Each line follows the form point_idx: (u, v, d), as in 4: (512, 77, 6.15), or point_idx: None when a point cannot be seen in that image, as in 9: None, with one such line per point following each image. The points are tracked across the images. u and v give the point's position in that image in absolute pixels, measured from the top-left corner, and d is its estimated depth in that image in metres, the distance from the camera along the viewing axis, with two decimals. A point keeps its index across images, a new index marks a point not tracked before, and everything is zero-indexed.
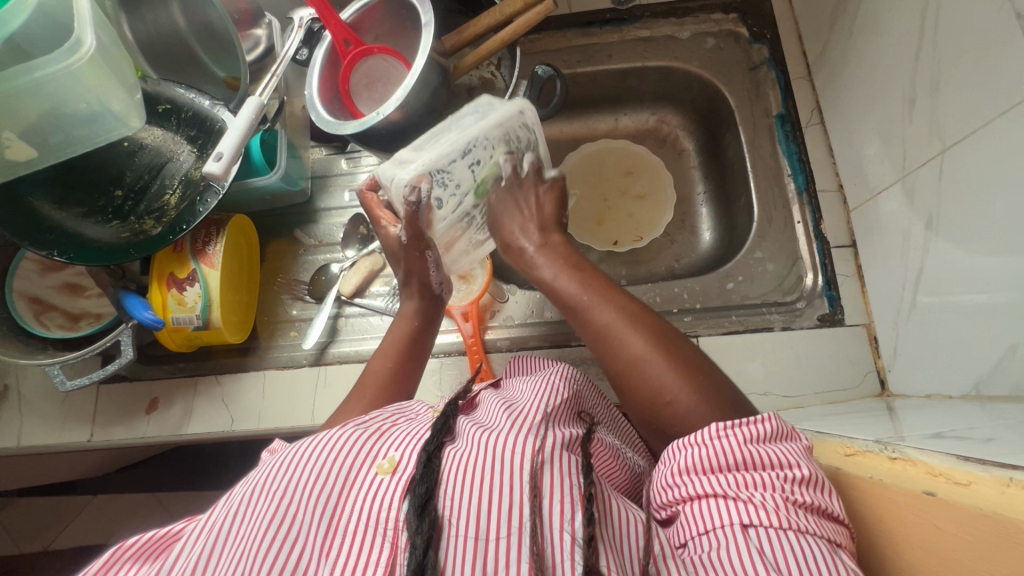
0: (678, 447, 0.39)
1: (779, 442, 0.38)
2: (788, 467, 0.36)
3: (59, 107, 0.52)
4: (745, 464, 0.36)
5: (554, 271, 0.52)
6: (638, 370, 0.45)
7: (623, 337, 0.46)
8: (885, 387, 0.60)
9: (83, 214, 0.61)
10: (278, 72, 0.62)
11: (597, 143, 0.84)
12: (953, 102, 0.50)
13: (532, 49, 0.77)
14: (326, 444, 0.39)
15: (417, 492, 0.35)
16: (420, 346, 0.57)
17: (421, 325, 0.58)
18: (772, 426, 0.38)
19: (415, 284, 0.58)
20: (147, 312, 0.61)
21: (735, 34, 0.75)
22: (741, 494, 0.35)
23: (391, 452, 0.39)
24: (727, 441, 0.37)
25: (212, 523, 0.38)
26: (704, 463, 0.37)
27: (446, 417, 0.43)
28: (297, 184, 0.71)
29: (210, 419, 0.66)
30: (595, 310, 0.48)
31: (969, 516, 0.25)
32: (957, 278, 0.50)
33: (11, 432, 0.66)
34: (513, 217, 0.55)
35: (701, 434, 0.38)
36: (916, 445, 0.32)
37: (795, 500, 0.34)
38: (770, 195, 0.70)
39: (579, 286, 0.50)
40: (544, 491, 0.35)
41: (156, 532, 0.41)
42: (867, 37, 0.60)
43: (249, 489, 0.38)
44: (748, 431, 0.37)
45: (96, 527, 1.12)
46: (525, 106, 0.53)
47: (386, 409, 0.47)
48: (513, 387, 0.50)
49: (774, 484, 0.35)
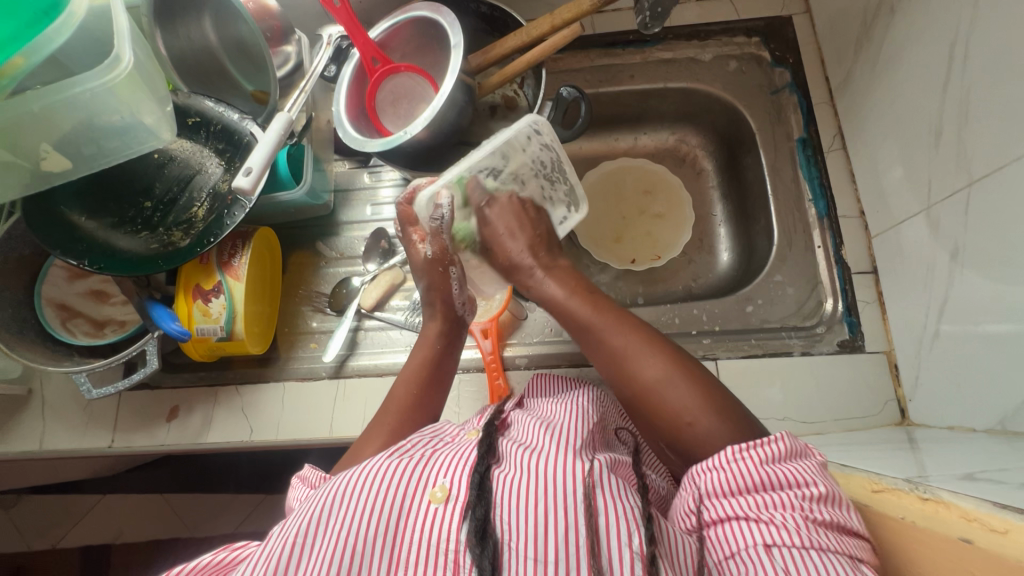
0: (697, 472, 0.40)
1: (794, 461, 0.38)
2: (805, 484, 0.36)
3: (94, 119, 0.53)
4: (764, 485, 0.37)
5: (564, 291, 0.54)
6: (655, 392, 0.45)
7: (639, 360, 0.47)
8: (905, 416, 0.60)
9: (114, 224, 0.62)
10: (307, 88, 0.63)
11: (617, 161, 0.85)
12: (981, 134, 0.50)
13: (555, 68, 0.78)
14: (375, 475, 0.40)
15: (477, 515, 0.37)
16: (440, 370, 0.58)
17: (443, 350, 0.60)
18: (785, 446, 0.38)
19: (439, 305, 0.61)
20: (173, 323, 0.62)
21: (757, 57, 0.76)
22: (762, 515, 0.35)
23: (441, 479, 0.40)
24: (743, 464, 0.38)
25: (269, 555, 0.38)
26: (725, 486, 0.37)
27: (489, 438, 0.44)
28: (321, 198, 0.72)
29: (230, 428, 0.66)
30: (609, 334, 0.50)
31: (1005, 565, 0.26)
32: (982, 311, 0.50)
33: (34, 436, 0.67)
34: (520, 240, 0.58)
35: (718, 458, 0.39)
36: (948, 487, 0.32)
37: (815, 519, 0.35)
38: (791, 219, 0.70)
39: (593, 309, 0.52)
40: (599, 512, 0.37)
41: (199, 562, 0.42)
42: (893, 66, 0.60)
43: (303, 520, 0.39)
44: (760, 453, 0.38)
45: (105, 527, 1.13)
46: (537, 120, 0.55)
47: (423, 432, 0.49)
48: (544, 407, 0.50)
49: (793, 504, 0.35)
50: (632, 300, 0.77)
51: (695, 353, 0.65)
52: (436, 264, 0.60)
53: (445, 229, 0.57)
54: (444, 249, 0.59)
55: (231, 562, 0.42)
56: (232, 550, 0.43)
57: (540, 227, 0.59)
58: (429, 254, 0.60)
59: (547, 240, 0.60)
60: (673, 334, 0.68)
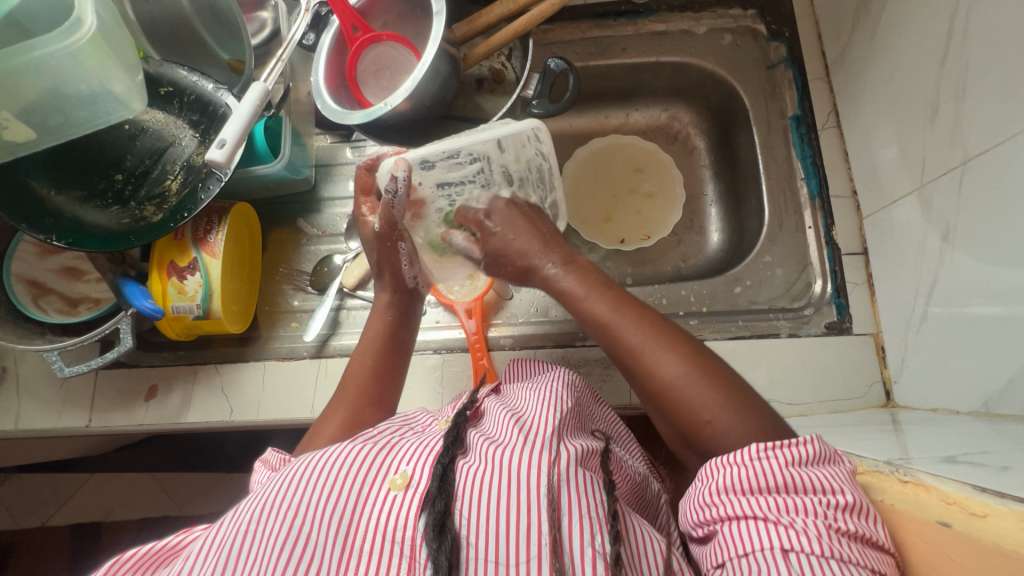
0: (716, 465, 0.37)
1: (821, 465, 0.35)
2: (832, 492, 0.34)
3: (59, 87, 0.51)
4: (788, 487, 0.34)
5: (583, 286, 0.51)
6: (675, 390, 0.44)
7: (658, 356, 0.45)
8: (890, 398, 0.59)
9: (83, 198, 0.59)
10: (284, 56, 0.60)
11: (607, 138, 0.83)
12: (978, 111, 0.49)
13: (545, 40, 0.75)
14: (336, 462, 0.40)
15: (437, 508, 0.37)
16: (399, 342, 0.58)
17: (396, 320, 0.59)
18: (813, 449, 0.35)
19: (389, 275, 0.59)
20: (146, 301, 0.60)
21: (753, 31, 0.73)
22: (781, 518, 0.33)
23: (402, 467, 0.40)
24: (767, 463, 0.35)
25: (220, 541, 0.38)
26: (742, 483, 0.35)
27: (457, 429, 0.44)
28: (301, 173, 0.70)
29: (210, 408, 0.65)
30: (626, 329, 0.47)
31: (984, 551, 0.25)
32: (971, 292, 0.49)
33: (9, 416, 0.65)
34: (535, 243, 0.54)
35: (740, 453, 0.36)
36: (928, 469, 0.32)
37: (838, 528, 0.32)
38: (782, 199, 0.69)
39: (610, 302, 0.49)
40: (563, 511, 0.37)
41: (155, 544, 0.42)
42: (891, 40, 0.59)
43: (257, 506, 0.39)
44: (787, 454, 0.35)
45: (93, 505, 1.13)
46: (538, 126, 0.53)
47: (393, 421, 0.49)
48: (516, 394, 0.50)
49: (814, 510, 0.33)
50: (621, 280, 0.76)
51: None
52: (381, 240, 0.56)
53: (397, 204, 0.52)
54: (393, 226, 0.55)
55: (185, 544, 0.43)
56: (188, 534, 0.44)
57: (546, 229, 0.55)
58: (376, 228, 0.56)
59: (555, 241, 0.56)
60: None
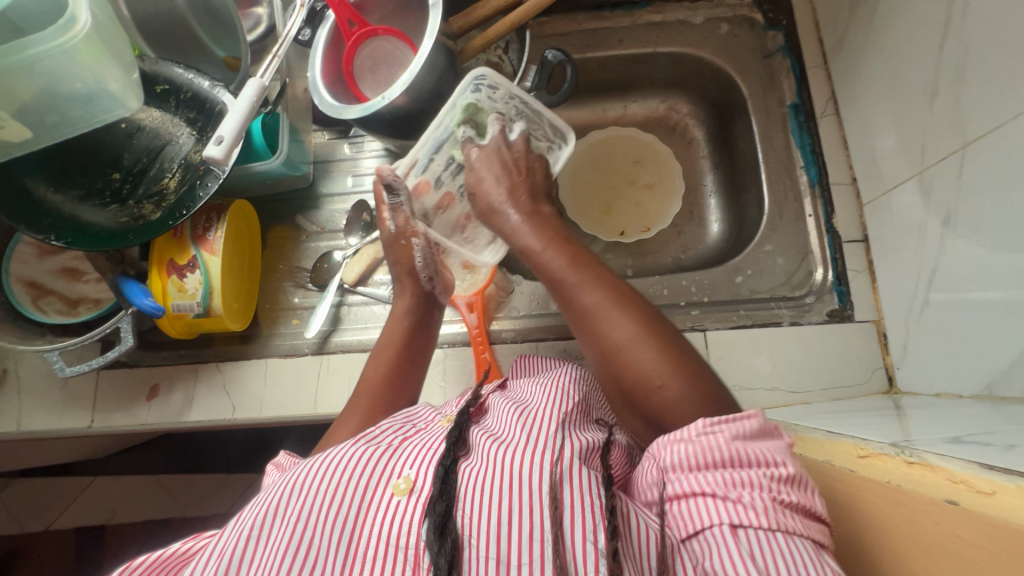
0: (664, 444, 0.39)
1: (762, 439, 0.38)
2: (776, 465, 0.36)
3: (54, 86, 0.50)
4: (734, 462, 0.36)
5: (541, 241, 0.51)
6: (624, 354, 0.44)
7: (611, 319, 0.45)
8: (892, 385, 0.59)
9: (80, 197, 0.59)
10: (280, 52, 0.60)
11: (606, 130, 0.82)
12: (977, 95, 0.49)
13: (541, 32, 0.75)
14: (338, 464, 0.40)
15: (437, 510, 0.37)
16: (415, 351, 0.58)
17: (413, 327, 0.58)
18: (757, 423, 0.38)
19: (407, 279, 0.60)
20: (146, 299, 0.60)
21: (750, 20, 0.73)
22: (729, 493, 0.35)
23: (406, 471, 0.41)
24: (714, 438, 0.37)
25: (224, 548, 0.39)
26: (692, 461, 0.37)
27: (459, 429, 0.44)
28: (299, 169, 0.70)
29: (212, 406, 0.65)
30: (582, 290, 0.47)
31: (993, 526, 0.25)
32: (973, 276, 0.49)
33: (11, 419, 0.65)
34: (503, 181, 0.56)
35: (688, 430, 0.38)
36: (935, 450, 0.32)
37: (782, 500, 0.35)
38: (782, 187, 0.69)
39: (569, 262, 0.49)
40: (565, 509, 0.36)
41: (164, 552, 0.42)
42: (888, 25, 0.58)
43: (260, 512, 0.40)
44: (731, 429, 0.37)
45: (96, 508, 1.12)
46: (482, 69, 0.57)
47: (396, 417, 0.49)
48: (519, 390, 0.50)
49: (761, 483, 0.35)
50: (621, 272, 0.76)
51: (684, 325, 0.64)
52: (397, 237, 0.60)
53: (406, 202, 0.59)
54: (407, 221, 0.60)
55: (193, 551, 0.43)
56: (199, 539, 0.44)
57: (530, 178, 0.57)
58: (392, 229, 0.60)
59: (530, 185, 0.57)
60: (662, 306, 0.67)
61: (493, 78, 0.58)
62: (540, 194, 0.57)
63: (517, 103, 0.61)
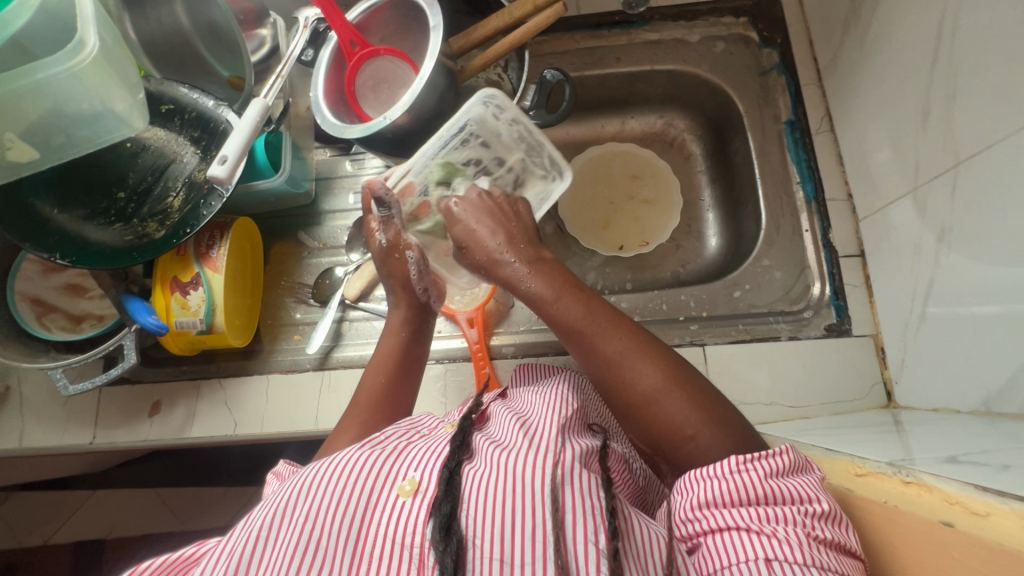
0: (694, 480, 0.39)
1: (797, 475, 0.38)
2: (809, 501, 0.36)
3: (61, 108, 0.51)
4: (767, 498, 0.37)
5: (552, 288, 0.50)
6: (655, 404, 0.44)
7: (638, 369, 0.46)
8: (891, 399, 0.60)
9: (86, 216, 0.60)
10: (283, 73, 0.61)
11: (604, 146, 0.83)
12: (969, 114, 0.49)
13: (540, 51, 0.76)
14: (344, 467, 0.41)
15: (443, 510, 0.37)
16: (411, 358, 0.58)
17: (410, 337, 0.59)
18: (788, 459, 0.38)
19: (401, 292, 0.60)
20: (150, 317, 0.60)
21: (745, 38, 0.74)
22: (763, 528, 0.35)
23: (411, 472, 0.41)
24: (748, 476, 0.37)
25: (232, 548, 0.39)
26: (724, 496, 0.37)
27: (463, 432, 0.45)
28: (301, 186, 0.71)
29: (214, 422, 0.65)
30: (603, 340, 0.47)
31: (989, 549, 0.25)
32: (969, 292, 0.50)
33: (13, 435, 0.65)
34: (499, 236, 0.54)
35: (720, 466, 0.38)
36: (931, 470, 0.32)
37: (816, 536, 0.35)
38: (779, 203, 0.70)
39: (585, 308, 0.48)
40: (567, 508, 0.37)
41: (172, 555, 0.42)
42: (881, 45, 0.59)
43: (269, 512, 0.40)
44: (765, 466, 0.38)
45: (96, 522, 1.12)
46: (491, 91, 0.56)
47: (400, 424, 0.49)
48: (522, 398, 0.51)
49: (795, 519, 0.36)
50: (621, 286, 0.77)
51: (683, 340, 0.64)
52: (391, 252, 0.59)
53: (397, 216, 0.58)
54: (399, 236, 0.58)
55: (200, 555, 0.43)
56: (203, 544, 0.44)
57: (519, 222, 0.56)
58: (383, 243, 0.59)
59: (525, 232, 0.56)
60: (661, 320, 0.67)
61: (501, 99, 0.56)
62: (538, 240, 0.56)
63: (521, 128, 0.58)
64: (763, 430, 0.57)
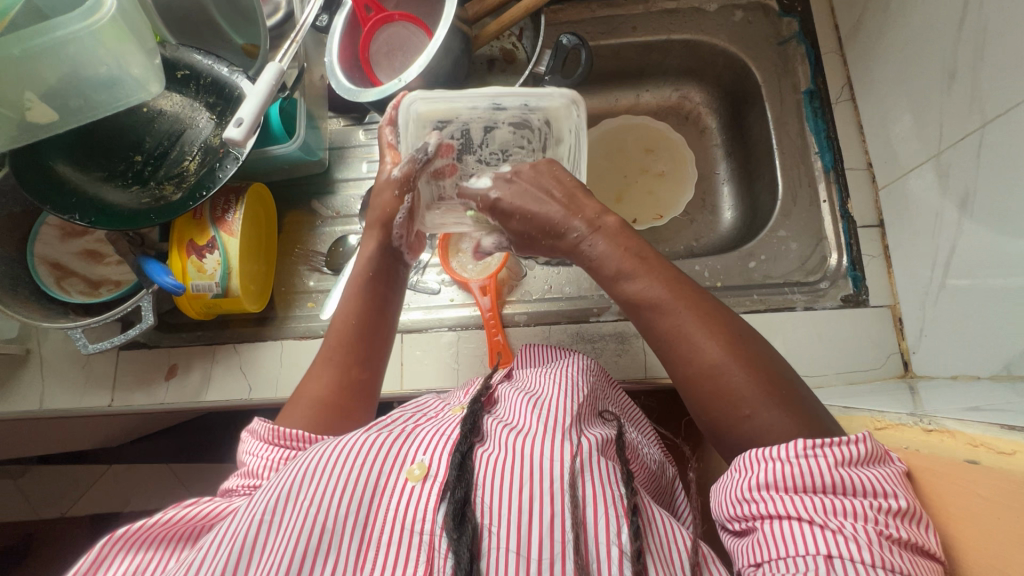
0: (756, 460, 0.37)
1: (872, 466, 0.35)
2: (883, 496, 0.33)
3: (79, 70, 0.52)
4: (835, 488, 0.34)
5: (615, 257, 0.47)
6: (717, 381, 0.42)
7: (698, 347, 0.43)
8: (908, 369, 0.59)
9: (104, 177, 0.61)
10: (298, 39, 0.60)
11: (618, 118, 0.83)
12: (998, 74, 0.48)
13: (555, 20, 0.76)
14: (351, 450, 0.41)
15: (457, 497, 0.38)
16: (378, 309, 0.54)
17: (379, 280, 0.55)
18: (867, 448, 0.35)
19: (378, 229, 0.54)
20: (167, 277, 0.61)
21: (764, 7, 0.73)
22: (828, 521, 0.33)
23: (419, 457, 0.41)
24: (814, 462, 0.35)
25: (235, 530, 0.39)
26: (788, 482, 0.35)
27: (473, 415, 0.45)
28: (315, 155, 0.71)
29: (228, 386, 0.66)
30: (664, 313, 0.45)
31: (1011, 481, 0.28)
32: (991, 258, 0.49)
33: (34, 397, 0.67)
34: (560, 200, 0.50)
35: (786, 449, 0.35)
36: (952, 417, 0.34)
37: (889, 535, 0.32)
38: (797, 173, 0.69)
39: (652, 280, 0.46)
40: (584, 501, 0.38)
41: (163, 518, 0.43)
42: (904, 8, 0.58)
43: (271, 496, 0.40)
44: (839, 453, 0.34)
45: (109, 494, 1.14)
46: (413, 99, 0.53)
47: (407, 407, 0.50)
48: (529, 379, 0.51)
49: (865, 514, 0.33)
50: None
51: None
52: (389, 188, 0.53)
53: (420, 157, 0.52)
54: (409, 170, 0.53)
55: (203, 523, 0.44)
56: (184, 508, 0.44)
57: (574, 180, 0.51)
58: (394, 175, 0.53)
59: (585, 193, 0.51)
60: None
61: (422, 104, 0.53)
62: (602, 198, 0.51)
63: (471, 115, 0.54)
64: None
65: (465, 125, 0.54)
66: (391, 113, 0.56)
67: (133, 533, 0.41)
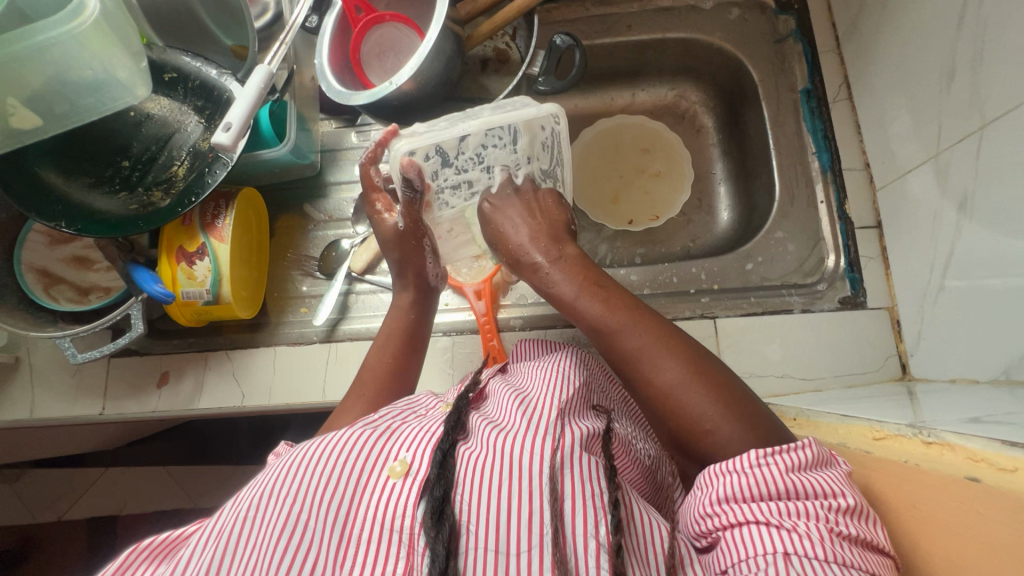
0: (715, 474, 0.38)
1: (819, 469, 0.37)
2: (833, 495, 0.35)
3: (63, 74, 0.50)
4: (787, 493, 0.35)
5: (574, 288, 0.48)
6: (673, 400, 0.42)
7: (654, 363, 0.43)
8: (906, 371, 0.59)
9: (91, 184, 0.60)
10: (287, 40, 0.59)
11: (614, 118, 0.82)
12: (997, 76, 0.47)
13: (548, 19, 0.75)
14: (336, 446, 0.41)
15: (436, 494, 0.38)
16: (416, 338, 0.58)
17: (419, 318, 0.59)
18: (812, 453, 0.37)
19: (411, 275, 0.59)
20: (156, 285, 0.60)
21: (761, 4, 0.72)
22: (783, 521, 0.34)
23: (402, 453, 0.41)
24: (766, 470, 0.36)
25: (220, 529, 0.39)
26: (741, 491, 0.36)
27: (458, 412, 0.45)
28: (306, 158, 0.70)
29: (221, 393, 0.65)
30: (622, 335, 0.45)
31: (1013, 501, 0.27)
32: (989, 261, 0.48)
33: (24, 404, 0.66)
34: (525, 232, 0.51)
35: (738, 461, 0.37)
36: (953, 430, 0.33)
37: (841, 532, 0.33)
38: (793, 173, 0.68)
39: (605, 307, 0.46)
40: (564, 495, 0.37)
41: (168, 533, 0.43)
42: (903, 6, 0.57)
43: (257, 493, 0.40)
44: (788, 459, 0.36)
45: (107, 497, 1.13)
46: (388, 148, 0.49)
47: (396, 403, 0.49)
48: (522, 373, 0.51)
49: (817, 514, 0.34)
50: (630, 259, 0.76)
51: (694, 312, 0.63)
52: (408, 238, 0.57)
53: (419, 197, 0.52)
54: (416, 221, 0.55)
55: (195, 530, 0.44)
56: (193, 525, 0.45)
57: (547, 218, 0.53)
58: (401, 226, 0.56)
59: (554, 229, 0.52)
60: (672, 293, 0.66)
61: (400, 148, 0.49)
62: (567, 235, 0.53)
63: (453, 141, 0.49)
64: (775, 402, 0.56)
65: (444, 150, 0.49)
66: (371, 151, 0.55)
67: (158, 543, 0.42)
